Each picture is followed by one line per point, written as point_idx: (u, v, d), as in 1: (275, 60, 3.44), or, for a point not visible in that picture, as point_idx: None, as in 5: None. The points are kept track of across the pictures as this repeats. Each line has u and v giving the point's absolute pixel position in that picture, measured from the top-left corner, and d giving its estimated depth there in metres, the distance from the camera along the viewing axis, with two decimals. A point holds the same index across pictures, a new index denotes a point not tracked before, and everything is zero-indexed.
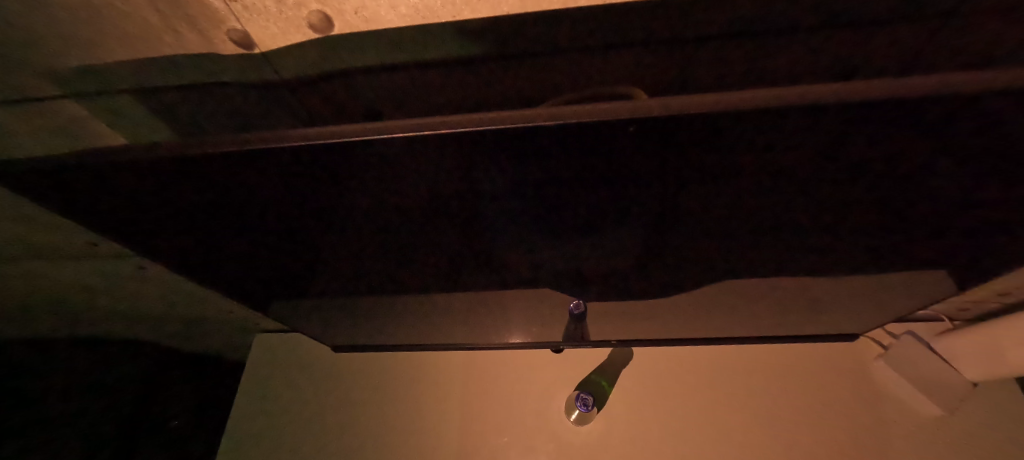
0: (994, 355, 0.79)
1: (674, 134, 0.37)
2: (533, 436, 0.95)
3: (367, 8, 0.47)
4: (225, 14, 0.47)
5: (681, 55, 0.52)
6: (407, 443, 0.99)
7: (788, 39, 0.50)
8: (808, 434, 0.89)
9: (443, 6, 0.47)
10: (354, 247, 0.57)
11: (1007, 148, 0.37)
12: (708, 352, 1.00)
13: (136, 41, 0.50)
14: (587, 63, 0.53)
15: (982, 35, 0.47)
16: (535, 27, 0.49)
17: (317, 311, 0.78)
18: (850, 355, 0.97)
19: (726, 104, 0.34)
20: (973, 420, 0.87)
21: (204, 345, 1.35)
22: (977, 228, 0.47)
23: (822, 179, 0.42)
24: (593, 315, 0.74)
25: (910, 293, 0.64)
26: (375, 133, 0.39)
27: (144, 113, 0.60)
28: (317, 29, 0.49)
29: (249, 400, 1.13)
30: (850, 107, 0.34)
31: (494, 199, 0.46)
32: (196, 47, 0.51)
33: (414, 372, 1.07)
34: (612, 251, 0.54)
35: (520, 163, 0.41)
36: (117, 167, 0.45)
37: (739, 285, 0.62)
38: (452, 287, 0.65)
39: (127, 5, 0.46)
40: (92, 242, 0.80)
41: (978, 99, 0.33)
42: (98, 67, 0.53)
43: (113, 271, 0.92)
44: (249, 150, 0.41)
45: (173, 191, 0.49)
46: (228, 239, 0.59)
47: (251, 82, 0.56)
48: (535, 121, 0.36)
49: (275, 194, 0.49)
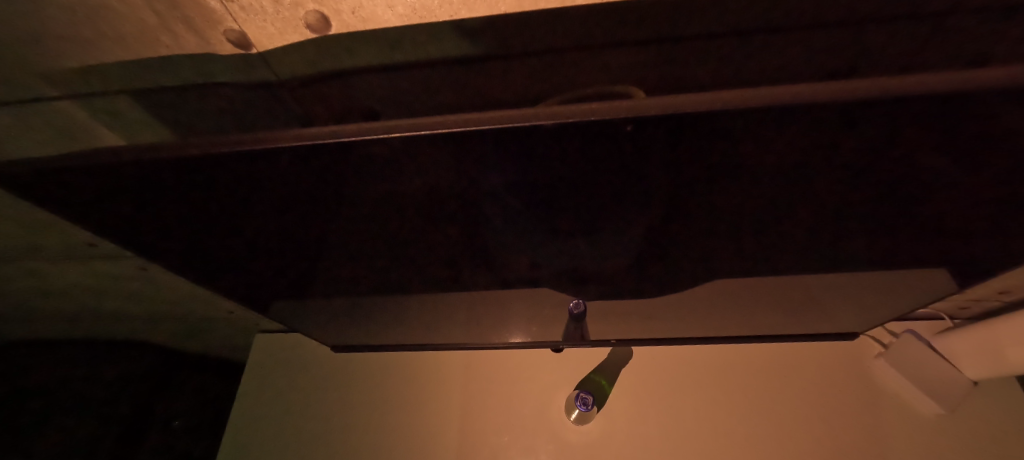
0: (993, 353, 0.79)
1: (674, 132, 0.37)
2: (532, 437, 0.95)
3: (364, 8, 0.47)
4: (222, 14, 0.47)
5: (679, 54, 0.52)
6: (408, 444, 0.99)
7: (785, 39, 0.50)
8: (809, 434, 0.89)
9: (440, 5, 0.46)
10: (354, 248, 0.57)
11: (1006, 146, 0.37)
12: (708, 351, 1.00)
13: (131, 41, 0.49)
14: (585, 63, 0.53)
15: (979, 33, 0.47)
16: (533, 26, 0.49)
17: (316, 312, 0.78)
18: (850, 355, 0.97)
19: (727, 102, 0.34)
20: (973, 419, 0.87)
21: (204, 346, 1.35)
22: (978, 226, 0.48)
23: (821, 177, 0.42)
24: (593, 314, 0.74)
25: (910, 291, 0.64)
26: (374, 133, 0.39)
27: (142, 114, 0.60)
28: (314, 29, 0.49)
29: (248, 401, 1.13)
30: (848, 104, 0.34)
31: (494, 199, 0.46)
32: (193, 48, 0.51)
33: (413, 372, 1.07)
34: (612, 251, 0.54)
35: (520, 162, 0.41)
36: (114, 168, 0.44)
37: (739, 284, 0.62)
38: (452, 288, 0.65)
39: (124, 6, 0.45)
40: (90, 243, 0.80)
41: (976, 97, 0.33)
42: (96, 68, 0.53)
43: (112, 272, 0.92)
44: (247, 151, 0.41)
45: (171, 192, 0.49)
46: (227, 240, 0.58)
47: (249, 82, 0.56)
48: (534, 120, 0.36)
49: (274, 195, 0.48)
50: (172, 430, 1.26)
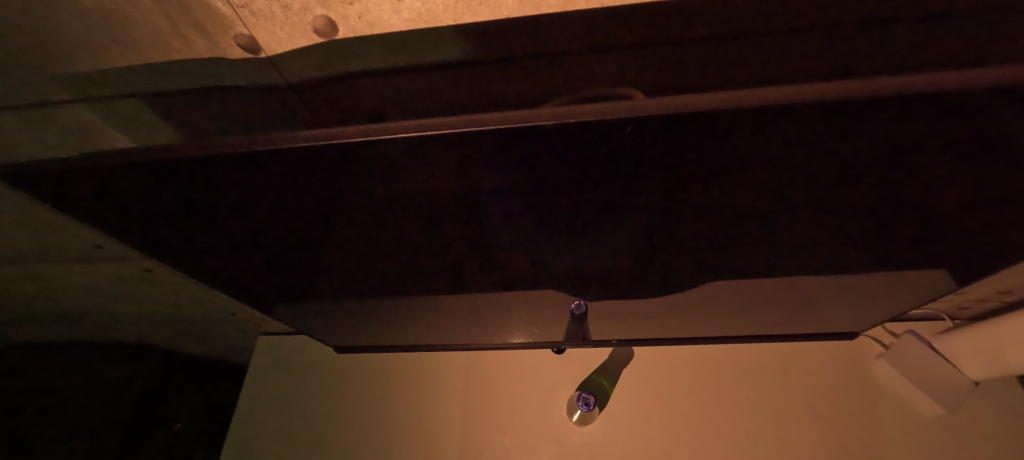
0: (993, 353, 0.80)
1: (675, 132, 0.37)
2: (533, 438, 0.95)
3: (371, 13, 0.47)
4: (233, 19, 0.47)
5: (679, 57, 0.53)
6: (409, 445, 0.99)
7: (783, 41, 0.51)
8: (807, 433, 0.89)
9: (445, 9, 0.47)
10: (356, 249, 0.58)
11: (999, 146, 0.38)
12: (709, 351, 1.00)
13: (143, 46, 0.50)
14: (587, 65, 0.54)
15: (973, 35, 0.48)
16: (535, 29, 0.50)
17: (316, 312, 0.78)
18: (851, 355, 0.97)
19: (729, 103, 0.35)
20: (973, 420, 0.87)
21: (207, 348, 1.35)
22: (976, 226, 0.48)
23: (816, 178, 0.42)
24: (594, 315, 0.74)
25: (909, 292, 0.64)
26: (378, 134, 0.39)
27: (151, 117, 0.60)
28: (322, 34, 0.50)
29: (250, 402, 1.13)
30: (845, 104, 0.34)
31: (496, 199, 0.46)
32: (203, 52, 0.51)
33: (415, 373, 1.07)
34: (612, 250, 0.54)
35: (522, 161, 0.41)
36: (124, 169, 0.45)
37: (739, 285, 0.63)
38: (454, 288, 0.65)
39: (137, 12, 0.46)
40: (96, 245, 0.80)
41: (970, 97, 0.33)
42: (106, 72, 0.53)
43: (117, 275, 0.93)
44: (254, 151, 0.42)
45: (177, 192, 0.49)
46: (232, 241, 0.59)
47: (255, 85, 0.57)
48: (535, 120, 0.36)
49: (278, 195, 0.49)
50: (173, 432, 1.28)
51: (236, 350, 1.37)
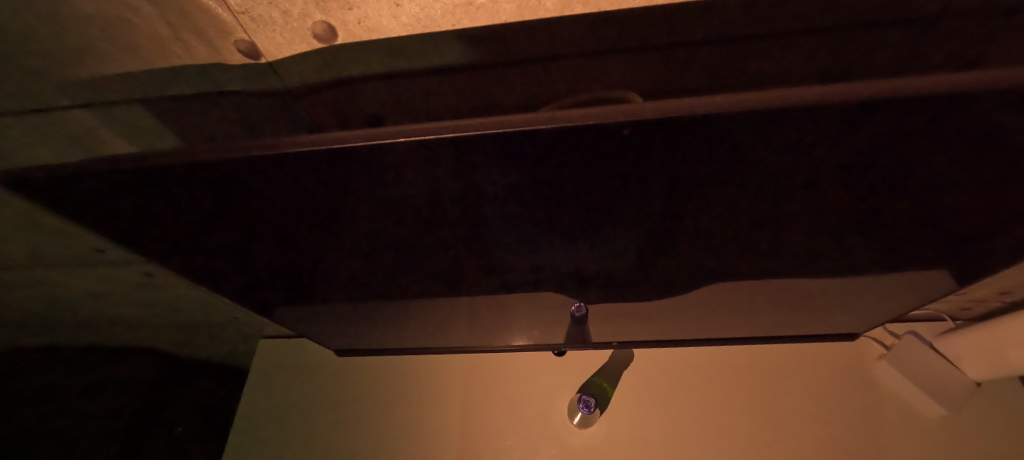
0: (995, 353, 0.80)
1: (672, 134, 0.38)
2: (534, 440, 0.95)
3: (370, 18, 0.48)
4: (233, 25, 0.48)
5: (674, 60, 0.53)
6: (408, 447, 0.99)
7: (778, 45, 0.51)
8: (808, 433, 0.89)
9: (443, 14, 0.48)
10: (356, 251, 0.58)
11: (993, 147, 0.38)
12: (709, 353, 1.01)
13: (145, 52, 0.51)
14: (584, 68, 0.54)
15: (968, 37, 0.48)
16: (532, 35, 0.50)
17: (316, 315, 0.78)
18: (851, 356, 0.97)
19: (724, 106, 0.35)
20: (974, 421, 0.87)
21: (207, 351, 1.35)
22: (973, 227, 0.48)
23: (814, 179, 0.43)
24: (595, 317, 0.74)
25: (907, 293, 0.64)
26: (378, 139, 0.40)
27: (152, 121, 0.60)
28: (321, 39, 0.50)
29: (252, 404, 1.13)
30: (839, 107, 0.35)
31: (495, 201, 0.46)
32: (204, 58, 0.52)
33: (415, 376, 1.07)
34: (611, 253, 0.54)
35: (520, 165, 0.41)
36: (124, 174, 0.45)
37: (737, 287, 0.63)
38: (453, 291, 0.66)
39: (138, 18, 0.47)
40: (97, 249, 0.81)
41: (961, 99, 0.34)
42: (109, 78, 0.54)
43: (119, 279, 0.93)
44: (255, 156, 0.42)
45: (178, 196, 0.50)
46: (232, 243, 0.59)
47: (255, 90, 0.57)
48: (533, 124, 0.37)
49: (277, 199, 0.49)
50: (173, 436, 1.29)
51: (236, 354, 1.37)
